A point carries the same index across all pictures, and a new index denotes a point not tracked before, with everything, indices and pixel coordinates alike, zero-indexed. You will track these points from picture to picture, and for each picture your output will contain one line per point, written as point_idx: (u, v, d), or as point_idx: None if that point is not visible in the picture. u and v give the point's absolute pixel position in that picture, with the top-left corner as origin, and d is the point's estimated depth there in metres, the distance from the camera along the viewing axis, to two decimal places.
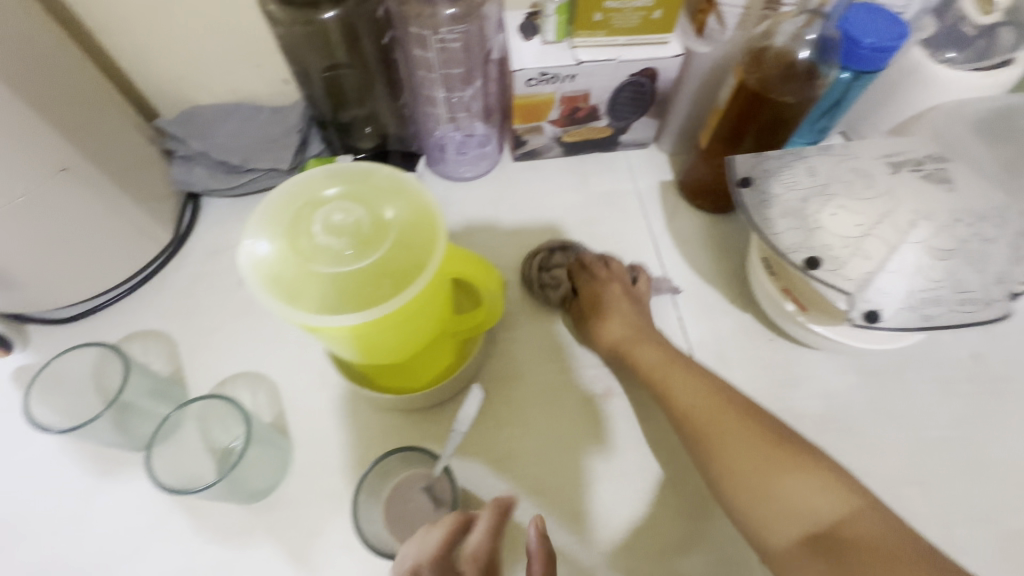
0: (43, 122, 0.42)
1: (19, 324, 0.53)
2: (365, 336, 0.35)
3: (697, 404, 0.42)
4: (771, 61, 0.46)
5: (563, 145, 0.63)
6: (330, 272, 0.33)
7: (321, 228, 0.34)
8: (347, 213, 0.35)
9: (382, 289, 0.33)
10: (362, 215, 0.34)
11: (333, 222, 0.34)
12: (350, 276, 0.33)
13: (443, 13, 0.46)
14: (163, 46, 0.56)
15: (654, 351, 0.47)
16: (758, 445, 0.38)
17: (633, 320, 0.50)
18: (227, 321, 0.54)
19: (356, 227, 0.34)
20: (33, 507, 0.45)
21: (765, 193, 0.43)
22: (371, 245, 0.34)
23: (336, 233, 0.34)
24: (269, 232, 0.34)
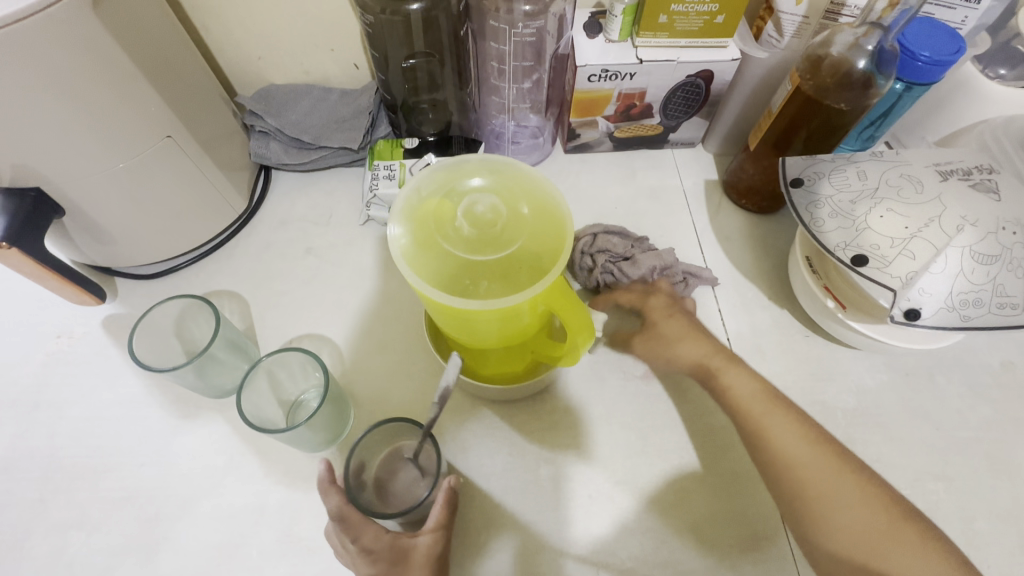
0: (153, 91, 0.46)
1: (107, 277, 0.57)
2: (448, 315, 0.39)
3: (803, 454, 0.41)
4: (829, 68, 0.49)
5: (614, 141, 0.65)
6: (452, 252, 0.37)
7: (463, 211, 0.38)
8: (488, 205, 0.38)
9: (477, 287, 0.36)
10: (500, 210, 0.38)
11: (474, 211, 0.38)
12: (471, 263, 0.37)
13: (520, 8, 0.51)
14: (250, 28, 0.60)
15: (749, 386, 0.45)
16: (878, 517, 0.38)
17: (702, 334, 0.49)
18: (294, 287, 0.58)
19: (493, 218, 0.37)
20: (119, 441, 0.49)
21: (816, 193, 0.45)
22: (500, 241, 0.37)
23: (474, 220, 0.37)
24: (418, 201, 0.39)
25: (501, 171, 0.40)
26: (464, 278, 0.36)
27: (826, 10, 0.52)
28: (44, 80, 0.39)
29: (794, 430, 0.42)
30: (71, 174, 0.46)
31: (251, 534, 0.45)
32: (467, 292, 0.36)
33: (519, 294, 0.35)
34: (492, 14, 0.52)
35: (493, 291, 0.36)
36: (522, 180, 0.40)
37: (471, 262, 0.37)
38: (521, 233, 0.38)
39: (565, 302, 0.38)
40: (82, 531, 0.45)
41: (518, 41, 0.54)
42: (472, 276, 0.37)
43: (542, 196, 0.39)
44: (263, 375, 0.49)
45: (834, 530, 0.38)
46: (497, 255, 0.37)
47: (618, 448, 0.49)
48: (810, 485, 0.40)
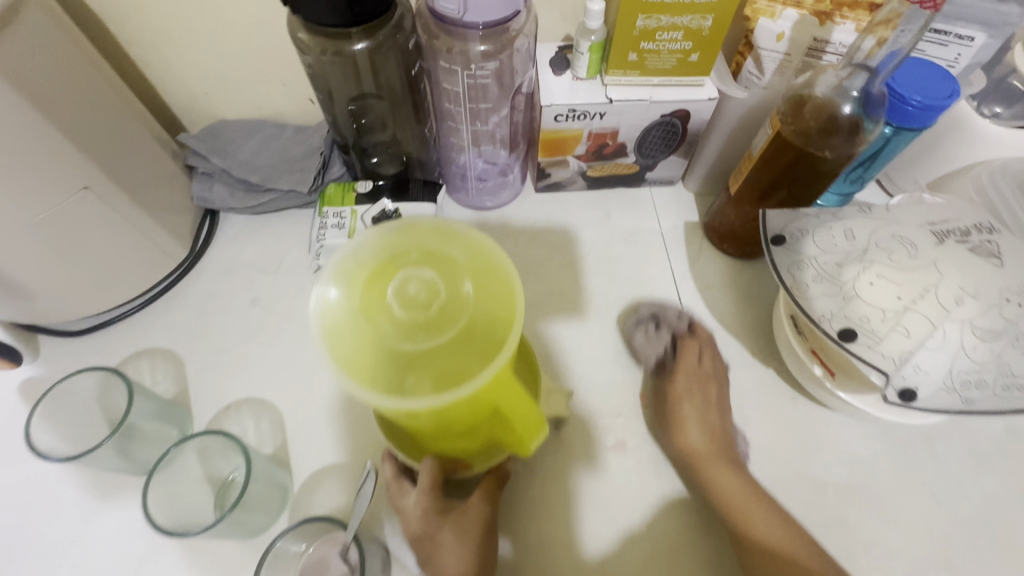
0: (65, 140, 0.42)
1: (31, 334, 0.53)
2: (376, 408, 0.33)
3: (739, 497, 0.43)
4: (811, 112, 0.45)
5: (587, 179, 0.61)
6: (378, 340, 0.32)
7: (397, 289, 0.33)
8: (423, 282, 0.33)
9: (405, 382, 0.31)
10: (437, 289, 0.33)
11: (407, 289, 0.33)
12: (402, 352, 0.31)
13: (475, 48, 0.45)
14: (193, 62, 0.56)
15: (699, 439, 0.46)
16: (792, 540, 0.41)
17: (708, 414, 0.48)
18: (236, 344, 0.53)
19: (430, 296, 0.33)
20: (27, 526, 0.44)
21: (799, 254, 0.41)
22: (437, 325, 0.32)
23: (406, 300, 0.32)
24: (344, 276, 0.33)
25: (446, 235, 0.36)
26: (392, 371, 0.31)
27: (809, 47, 0.48)
28: None
29: (723, 435, 0.47)
30: None
31: None
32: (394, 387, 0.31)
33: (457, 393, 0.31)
34: (443, 54, 0.46)
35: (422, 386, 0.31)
36: (467, 251, 0.35)
37: (404, 350, 0.31)
38: (462, 315, 0.33)
39: (512, 394, 0.34)
40: None
41: (469, 83, 0.48)
42: (401, 369, 0.31)
43: (488, 271, 0.34)
44: (190, 457, 0.44)
45: (752, 538, 0.42)
46: (434, 343, 0.31)
47: (580, 535, 0.46)
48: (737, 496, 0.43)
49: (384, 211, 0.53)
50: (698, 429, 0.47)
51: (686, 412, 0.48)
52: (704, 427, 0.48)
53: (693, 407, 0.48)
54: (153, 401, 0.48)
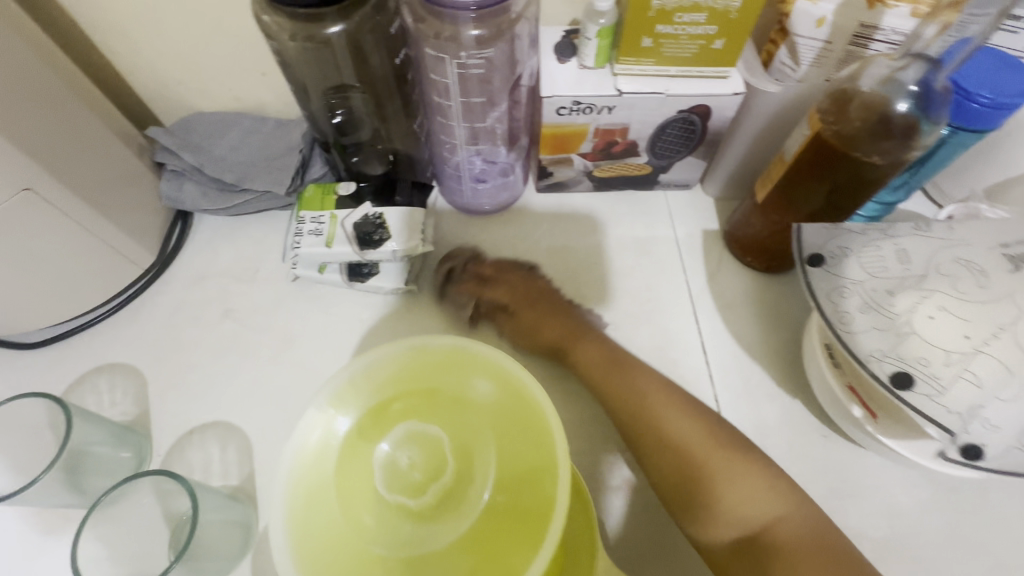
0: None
1: None
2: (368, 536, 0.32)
3: (767, 509, 0.35)
4: (857, 111, 0.38)
5: (594, 180, 0.55)
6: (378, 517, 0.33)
7: (387, 461, 0.34)
8: (414, 451, 0.34)
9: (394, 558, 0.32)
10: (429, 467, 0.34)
11: (398, 463, 0.34)
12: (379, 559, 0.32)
13: (467, 34, 0.39)
14: (162, 49, 0.51)
15: (615, 379, 0.43)
16: (762, 485, 0.36)
17: (521, 287, 0.50)
18: (204, 359, 0.48)
19: (430, 459, 0.34)
20: None
21: (841, 278, 0.35)
22: (441, 499, 0.33)
23: (397, 474, 0.34)
24: (367, 381, 0.34)
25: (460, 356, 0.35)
26: (381, 573, 0.31)
27: (854, 33, 0.42)
28: None
29: (694, 424, 0.39)
30: None
31: None
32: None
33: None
34: (429, 41, 0.40)
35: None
36: (469, 387, 0.35)
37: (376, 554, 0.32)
38: (474, 457, 0.35)
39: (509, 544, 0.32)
40: None
41: (460, 73, 0.42)
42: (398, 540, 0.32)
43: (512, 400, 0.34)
44: (143, 501, 0.39)
45: (714, 500, 0.36)
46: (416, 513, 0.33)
47: None
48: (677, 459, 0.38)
49: (366, 216, 0.47)
50: (656, 408, 0.40)
51: (617, 385, 0.43)
52: (658, 401, 0.41)
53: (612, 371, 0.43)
54: (106, 425, 0.43)
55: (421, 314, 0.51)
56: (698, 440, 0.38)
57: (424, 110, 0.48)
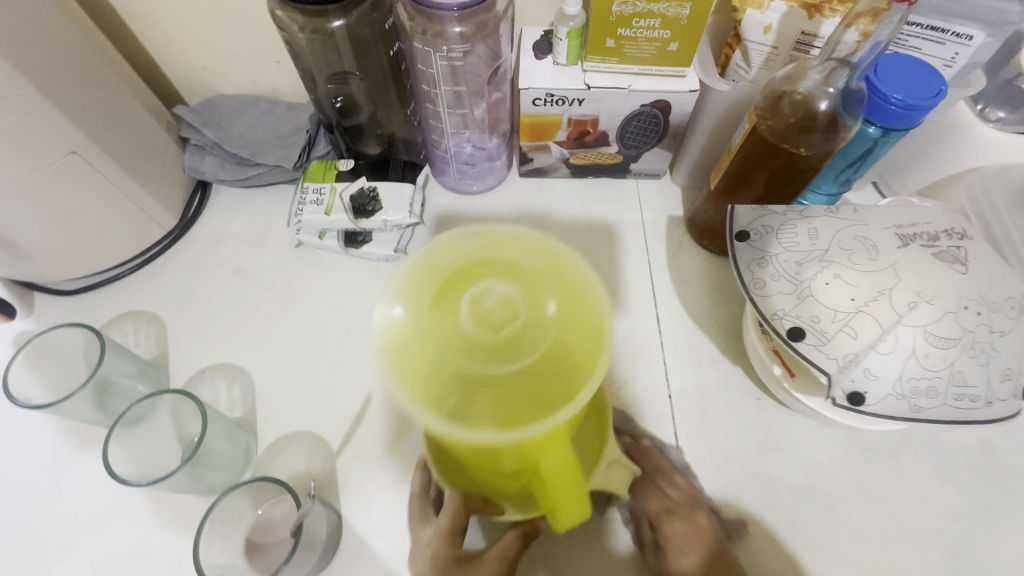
0: (52, 106, 0.44)
1: (28, 291, 0.56)
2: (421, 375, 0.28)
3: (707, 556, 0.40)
4: (788, 108, 0.44)
5: (570, 167, 0.61)
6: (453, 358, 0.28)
7: (473, 302, 0.29)
8: (505, 300, 0.29)
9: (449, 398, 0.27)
10: (513, 309, 0.29)
11: (486, 305, 0.29)
12: (462, 372, 0.28)
13: (451, 30, 0.46)
14: (190, 38, 0.58)
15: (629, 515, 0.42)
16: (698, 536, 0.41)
17: None
18: (217, 311, 0.55)
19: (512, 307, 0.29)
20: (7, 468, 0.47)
21: (761, 251, 0.40)
22: (513, 348, 0.28)
23: (478, 311, 0.29)
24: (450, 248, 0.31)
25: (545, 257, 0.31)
26: (446, 385, 0.27)
27: (797, 40, 0.47)
28: None
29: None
30: None
31: None
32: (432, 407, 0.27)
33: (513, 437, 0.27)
34: (418, 36, 0.46)
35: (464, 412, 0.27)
36: (560, 271, 0.30)
37: (456, 368, 0.28)
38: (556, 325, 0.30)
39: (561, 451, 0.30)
40: None
41: (446, 65, 0.48)
42: (447, 382, 0.28)
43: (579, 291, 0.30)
44: (161, 415, 0.46)
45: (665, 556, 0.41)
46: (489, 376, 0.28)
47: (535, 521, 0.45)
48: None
49: (361, 189, 0.53)
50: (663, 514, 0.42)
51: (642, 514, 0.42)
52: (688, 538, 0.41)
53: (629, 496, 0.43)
54: (133, 359, 0.50)
55: None
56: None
57: (416, 98, 0.54)
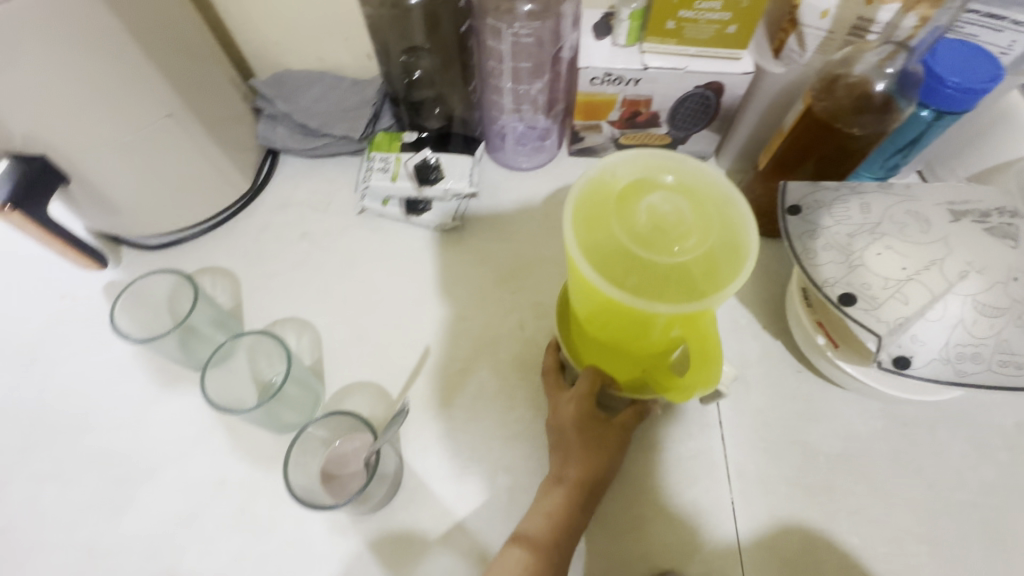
0: (152, 69, 0.48)
1: (115, 245, 0.60)
2: (598, 258, 0.35)
3: None
4: (844, 90, 0.45)
5: (619, 147, 0.63)
6: (627, 248, 0.34)
7: (648, 208, 0.35)
8: (677, 207, 0.36)
9: (626, 276, 0.34)
10: (681, 214, 0.35)
11: (660, 211, 0.35)
12: (638, 256, 0.34)
13: (522, 8, 0.49)
14: (267, 14, 0.61)
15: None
16: None
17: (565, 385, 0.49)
18: (285, 270, 0.59)
19: (679, 214, 0.36)
20: (100, 401, 0.51)
21: (813, 224, 0.42)
22: (677, 242, 0.35)
23: (651, 211, 0.35)
24: (621, 165, 0.38)
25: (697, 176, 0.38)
26: (620, 271, 0.34)
27: (853, 25, 0.48)
28: (35, 45, 0.40)
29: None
30: (76, 142, 0.47)
31: (208, 511, 0.46)
32: (614, 282, 0.34)
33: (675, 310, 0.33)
34: (491, 12, 0.50)
35: (642, 288, 0.34)
36: (716, 188, 0.37)
37: (633, 254, 0.34)
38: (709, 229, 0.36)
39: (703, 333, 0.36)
40: (55, 485, 0.47)
41: (512, 42, 0.51)
42: (622, 265, 0.34)
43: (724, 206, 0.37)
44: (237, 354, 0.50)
45: None
46: (660, 260, 0.34)
47: None
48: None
49: (424, 160, 0.56)
50: None
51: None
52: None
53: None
54: (214, 307, 0.55)
55: (463, 249, 0.60)
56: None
57: (479, 75, 0.57)
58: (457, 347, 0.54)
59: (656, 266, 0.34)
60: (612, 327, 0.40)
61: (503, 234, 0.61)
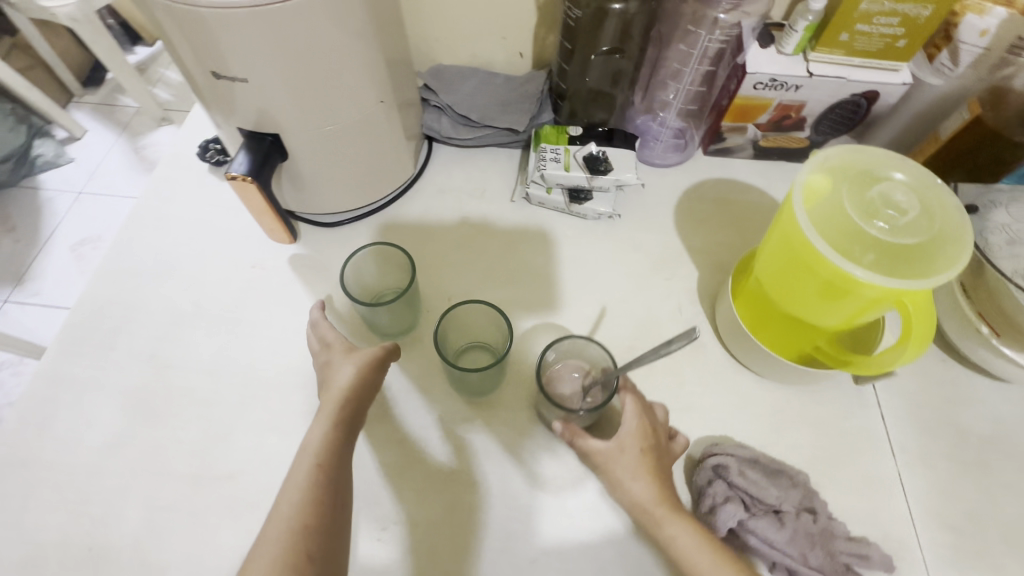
0: (370, 59, 0.52)
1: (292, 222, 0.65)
2: (832, 233, 0.40)
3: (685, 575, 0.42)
4: (1012, 104, 0.51)
5: (756, 148, 0.68)
6: (860, 226, 0.40)
7: (879, 195, 0.40)
8: (909, 198, 0.40)
9: (856, 251, 0.40)
10: (911, 205, 0.40)
11: (891, 197, 0.40)
12: (871, 235, 0.39)
13: (714, 16, 0.55)
14: (436, 13, 0.65)
15: (691, 539, 0.42)
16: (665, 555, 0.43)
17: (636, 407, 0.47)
18: (452, 251, 0.64)
19: (911, 205, 0.40)
20: (300, 363, 0.55)
21: (989, 222, 0.48)
22: (907, 228, 0.39)
23: (883, 199, 0.40)
24: (849, 158, 0.43)
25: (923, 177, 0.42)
26: (853, 245, 0.40)
27: (1011, 44, 0.52)
28: (303, 36, 0.45)
29: (283, 492, 0.39)
30: (305, 124, 0.53)
31: (417, 463, 0.51)
32: (846, 255, 0.39)
33: (906, 283, 0.37)
34: (688, 19, 0.57)
35: (875, 263, 0.39)
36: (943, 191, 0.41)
37: (867, 233, 0.39)
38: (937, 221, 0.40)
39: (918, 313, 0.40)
40: (275, 436, 0.51)
41: (716, 47, 0.58)
42: (854, 241, 0.40)
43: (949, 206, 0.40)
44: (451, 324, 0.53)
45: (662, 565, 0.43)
46: (892, 242, 0.39)
47: (755, 440, 0.52)
48: (355, 389, 0.45)
49: (592, 152, 0.61)
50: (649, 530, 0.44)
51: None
52: (295, 492, 0.38)
53: (684, 525, 0.43)
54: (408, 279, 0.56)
55: (615, 237, 0.65)
56: (329, 443, 0.41)
57: (657, 71, 0.64)
58: (620, 326, 0.59)
59: (886, 246, 0.39)
60: (815, 301, 0.44)
61: (651, 225, 0.65)
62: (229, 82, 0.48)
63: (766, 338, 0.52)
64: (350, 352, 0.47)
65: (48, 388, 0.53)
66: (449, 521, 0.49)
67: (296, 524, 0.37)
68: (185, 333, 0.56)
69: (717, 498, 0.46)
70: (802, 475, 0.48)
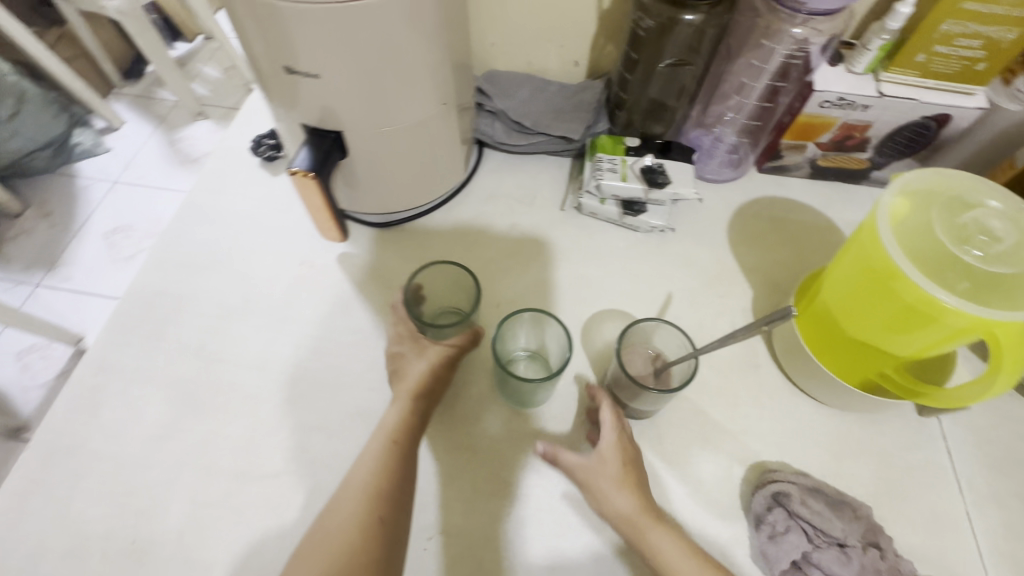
0: (433, 60, 0.51)
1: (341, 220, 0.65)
2: (918, 258, 0.39)
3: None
4: None
5: (814, 167, 0.66)
6: (951, 253, 0.39)
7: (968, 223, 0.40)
8: (1002, 228, 0.39)
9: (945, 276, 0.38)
10: (1005, 235, 0.39)
11: (984, 226, 0.39)
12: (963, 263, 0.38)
13: (789, 31, 0.53)
14: (496, 18, 0.65)
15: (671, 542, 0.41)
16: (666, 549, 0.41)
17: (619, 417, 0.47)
18: (500, 257, 0.63)
19: (1006, 235, 0.39)
20: (348, 363, 0.54)
21: None
22: (1001, 259, 0.38)
23: (974, 227, 0.39)
24: (938, 184, 0.42)
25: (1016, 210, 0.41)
26: (941, 271, 0.38)
27: None
28: (373, 33, 0.45)
29: (358, 464, 0.43)
30: (364, 123, 0.52)
31: (462, 473, 0.50)
32: (934, 281, 0.38)
33: (998, 315, 0.36)
34: (761, 32, 0.56)
35: (967, 291, 0.37)
36: None
37: (958, 259, 0.38)
38: None
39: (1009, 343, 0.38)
40: (321, 437, 0.50)
41: (783, 60, 0.57)
42: (943, 267, 0.39)
43: None
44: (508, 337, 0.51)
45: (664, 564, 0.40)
46: (984, 270, 0.38)
47: (815, 468, 0.50)
48: (428, 382, 0.49)
49: (650, 164, 0.60)
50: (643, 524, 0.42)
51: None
52: (369, 460, 0.43)
53: (668, 534, 0.42)
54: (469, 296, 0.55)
55: (667, 251, 0.63)
56: (403, 424, 0.46)
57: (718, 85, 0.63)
58: None
59: (978, 275, 0.38)
60: (891, 328, 0.43)
61: (704, 240, 0.64)
62: (297, 76, 0.48)
63: (830, 363, 0.50)
64: (423, 348, 0.51)
65: (95, 376, 0.53)
66: (497, 536, 0.48)
67: (373, 481, 0.42)
68: (233, 327, 0.56)
69: (778, 528, 0.45)
70: (866, 508, 0.46)
